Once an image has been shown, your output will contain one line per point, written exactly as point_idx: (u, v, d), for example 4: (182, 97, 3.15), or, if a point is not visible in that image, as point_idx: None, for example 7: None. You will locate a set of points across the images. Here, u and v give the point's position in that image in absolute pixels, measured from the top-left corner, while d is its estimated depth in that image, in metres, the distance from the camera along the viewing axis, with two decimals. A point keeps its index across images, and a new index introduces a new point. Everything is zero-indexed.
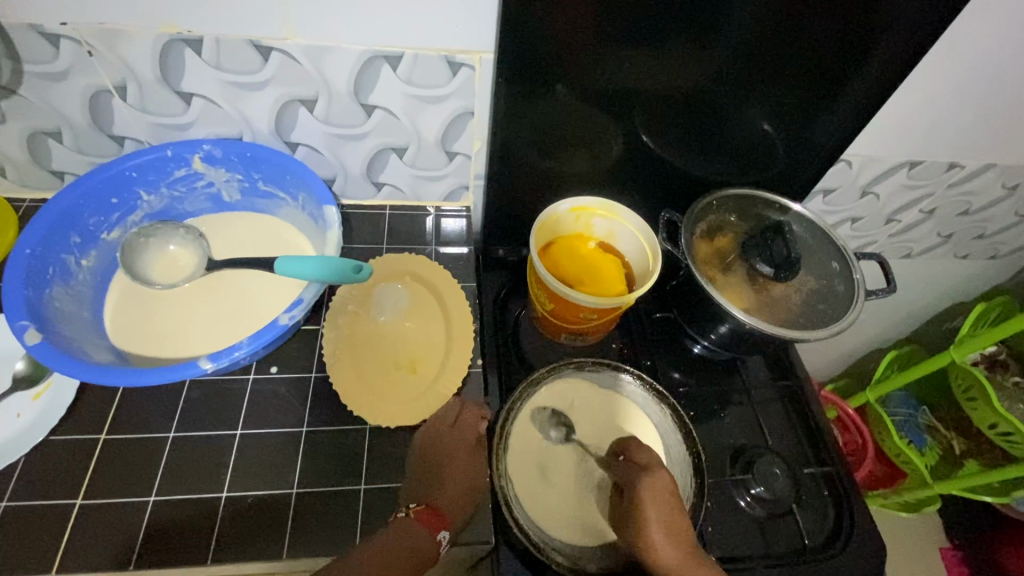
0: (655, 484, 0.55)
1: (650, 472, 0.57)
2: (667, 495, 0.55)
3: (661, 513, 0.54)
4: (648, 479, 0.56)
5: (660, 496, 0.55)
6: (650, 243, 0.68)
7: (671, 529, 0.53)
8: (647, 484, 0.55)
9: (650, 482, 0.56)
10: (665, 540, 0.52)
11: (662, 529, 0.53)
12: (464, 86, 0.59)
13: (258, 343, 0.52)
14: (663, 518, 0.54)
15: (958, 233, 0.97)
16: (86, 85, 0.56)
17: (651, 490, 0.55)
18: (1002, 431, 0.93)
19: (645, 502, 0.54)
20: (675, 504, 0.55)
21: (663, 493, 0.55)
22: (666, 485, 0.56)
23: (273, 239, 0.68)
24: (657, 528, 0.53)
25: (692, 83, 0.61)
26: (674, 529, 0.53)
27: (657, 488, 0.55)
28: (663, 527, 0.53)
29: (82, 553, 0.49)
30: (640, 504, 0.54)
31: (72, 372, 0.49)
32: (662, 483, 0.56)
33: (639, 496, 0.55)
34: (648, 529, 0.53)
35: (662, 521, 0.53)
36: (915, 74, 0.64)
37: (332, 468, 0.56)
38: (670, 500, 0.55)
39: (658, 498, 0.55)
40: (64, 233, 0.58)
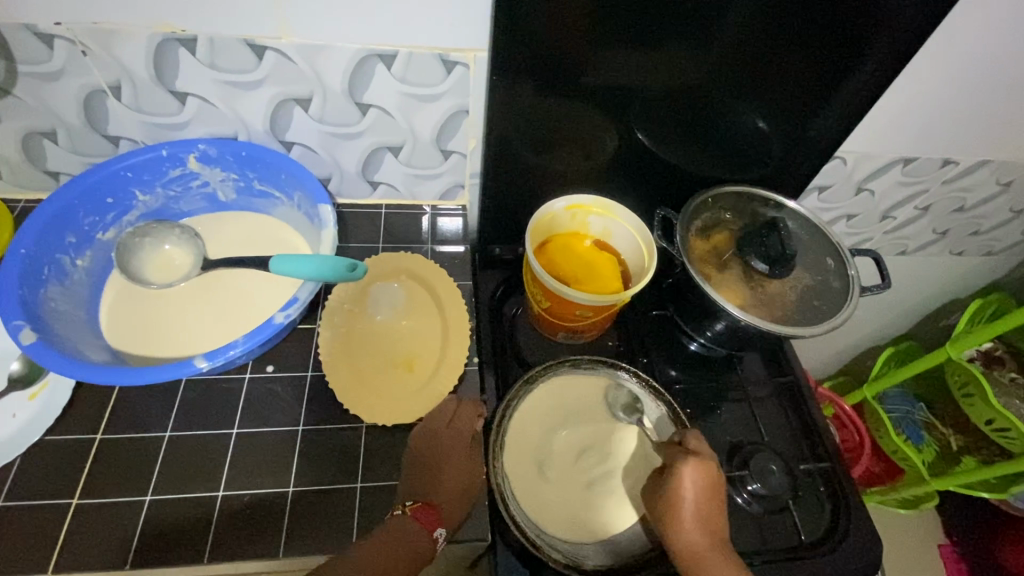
0: (700, 471, 0.55)
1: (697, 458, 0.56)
2: (709, 484, 0.56)
3: (699, 499, 0.55)
4: (695, 467, 0.55)
5: (701, 482, 0.55)
6: (645, 240, 0.68)
7: (701, 516, 0.55)
8: (692, 470, 0.55)
9: (695, 468, 0.55)
10: (694, 525, 0.54)
11: (694, 514, 0.54)
12: (458, 84, 0.59)
13: (254, 341, 0.52)
14: (698, 504, 0.55)
15: (953, 229, 0.97)
16: (81, 85, 0.56)
17: (696, 478, 0.55)
18: (998, 427, 0.94)
19: (686, 487, 0.55)
20: (714, 491, 0.56)
21: (704, 479, 0.55)
22: (710, 472, 0.56)
23: (269, 239, 0.68)
24: (689, 511, 0.54)
25: (686, 80, 0.61)
26: (704, 517, 0.55)
27: (700, 475, 0.55)
28: (695, 511, 0.55)
29: (78, 553, 0.49)
30: (680, 487, 0.55)
31: (67, 371, 0.49)
32: (708, 472, 0.56)
33: (681, 480, 0.55)
34: (680, 509, 0.54)
35: (697, 507, 0.55)
36: (908, 70, 0.65)
37: (329, 466, 0.56)
38: (711, 488, 0.56)
39: (699, 485, 0.55)
40: (59, 232, 0.58)
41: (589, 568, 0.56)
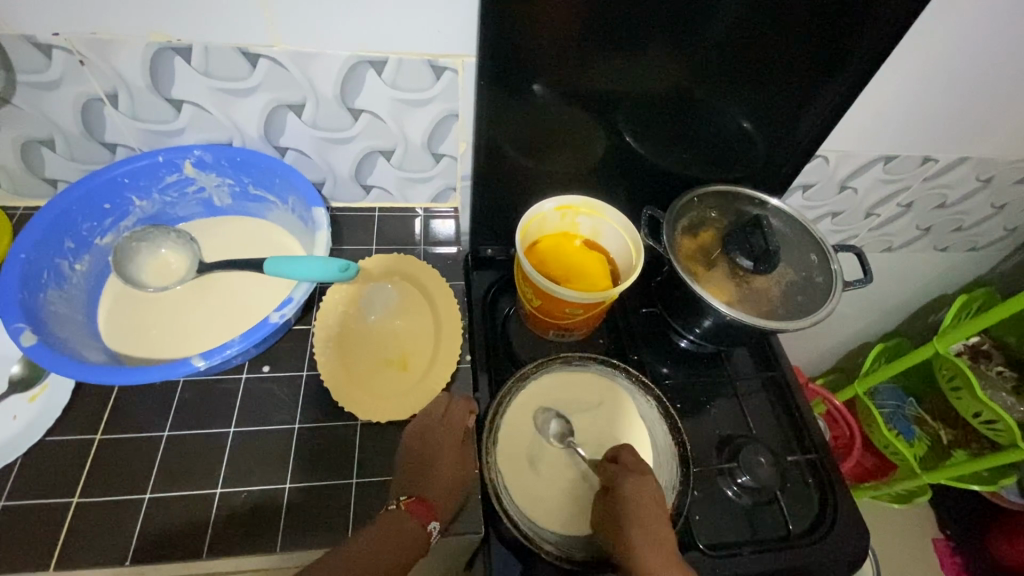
0: (638, 484, 0.57)
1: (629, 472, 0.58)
2: (649, 501, 0.56)
3: (640, 515, 0.55)
4: (635, 481, 0.57)
5: (640, 499, 0.56)
6: (632, 238, 0.69)
7: (651, 533, 0.54)
8: (631, 484, 0.57)
9: (631, 480, 0.57)
10: (646, 544, 0.53)
11: (643, 532, 0.54)
12: (447, 88, 0.61)
13: (249, 341, 0.53)
14: (642, 519, 0.55)
15: (936, 226, 0.99)
16: (78, 94, 0.57)
17: (633, 490, 0.56)
18: (985, 420, 0.95)
19: (625, 502, 0.55)
20: (653, 508, 0.56)
21: (643, 496, 0.56)
22: (647, 488, 0.57)
23: (266, 241, 0.70)
24: (638, 531, 0.54)
25: (670, 83, 0.63)
26: (653, 533, 0.54)
27: (640, 489, 0.56)
28: (641, 529, 0.54)
29: (79, 549, 0.50)
30: (620, 504, 0.55)
31: (68, 372, 0.50)
32: (647, 485, 0.57)
33: (622, 496, 0.56)
34: (625, 526, 0.54)
35: (643, 525, 0.54)
36: (885, 70, 0.67)
37: (325, 462, 0.57)
38: (652, 503, 0.56)
39: (643, 500, 0.56)
40: (58, 237, 0.60)
41: (580, 561, 0.57)
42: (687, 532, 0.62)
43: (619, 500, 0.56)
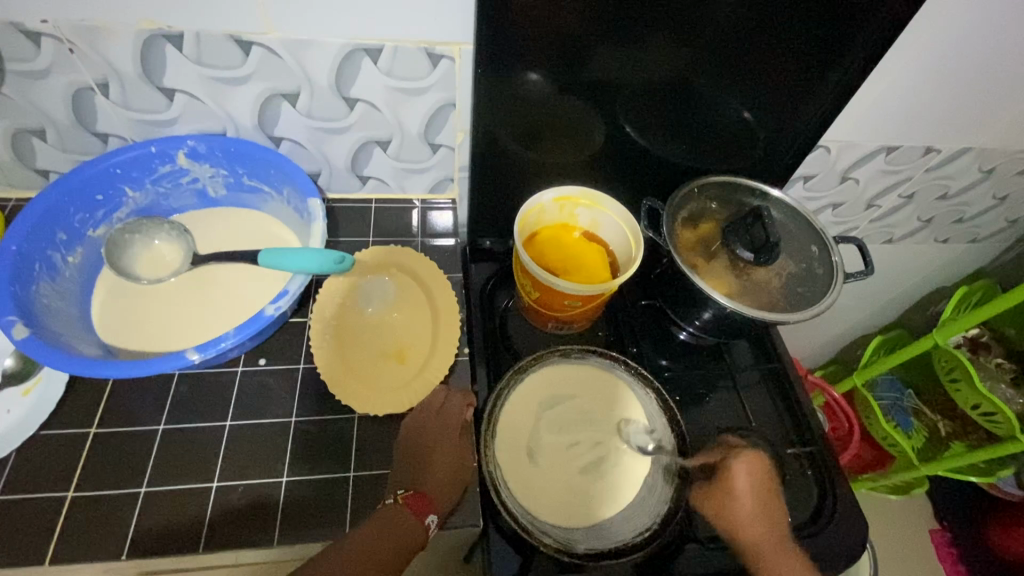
0: (753, 466, 0.61)
1: (739, 453, 0.62)
2: (758, 481, 0.61)
3: (750, 494, 0.60)
4: (746, 462, 0.61)
5: (750, 479, 0.60)
6: (631, 230, 0.69)
7: (761, 508, 0.60)
8: (742, 465, 0.61)
9: (744, 460, 0.61)
10: (754, 517, 0.59)
11: (754, 507, 0.59)
12: (445, 77, 0.60)
13: (244, 334, 0.52)
14: (751, 497, 0.60)
15: (937, 217, 0.98)
16: (68, 82, 0.56)
17: (747, 470, 0.61)
18: (984, 411, 0.95)
19: (738, 480, 0.60)
20: (762, 488, 0.61)
21: (751, 477, 0.61)
22: (760, 471, 0.61)
23: (261, 233, 0.69)
24: (748, 506, 0.59)
25: (669, 72, 0.62)
26: (763, 509, 0.60)
27: (754, 471, 0.61)
28: (754, 507, 0.59)
29: (74, 543, 0.50)
30: (729, 484, 0.60)
31: (59, 366, 0.49)
32: (759, 467, 0.62)
33: (735, 476, 0.61)
34: (736, 500, 0.59)
35: (754, 500, 0.60)
36: (889, 58, 0.65)
37: (322, 456, 0.57)
38: (759, 483, 0.61)
39: (753, 478, 0.61)
40: (50, 229, 0.59)
41: (580, 552, 0.56)
42: (687, 524, 0.61)
43: (730, 480, 0.60)
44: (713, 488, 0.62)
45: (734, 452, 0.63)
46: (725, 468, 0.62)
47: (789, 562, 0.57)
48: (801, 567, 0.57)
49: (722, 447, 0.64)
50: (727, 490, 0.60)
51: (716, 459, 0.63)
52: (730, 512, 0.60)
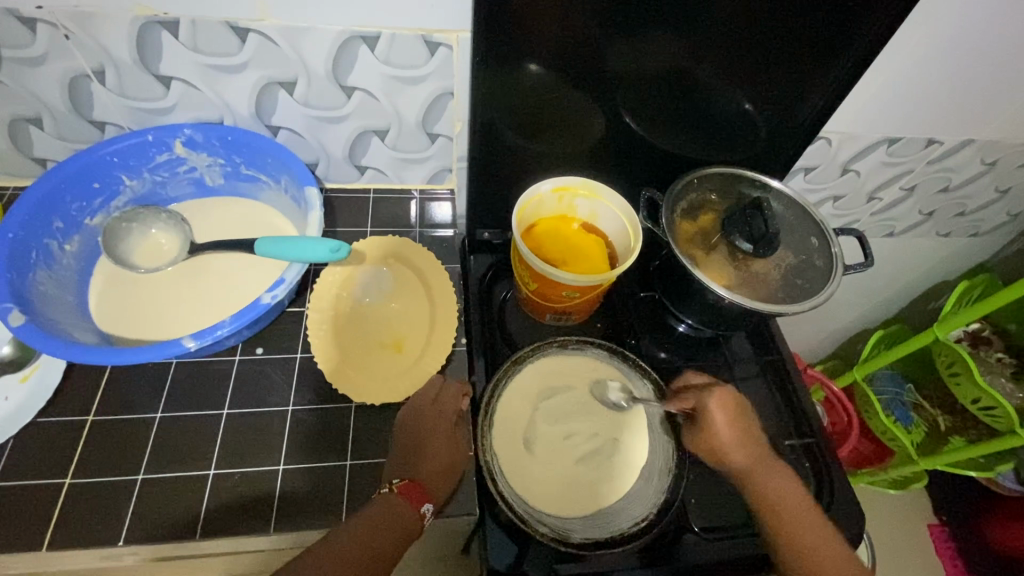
0: (726, 401, 0.61)
1: (711, 391, 0.61)
2: (733, 414, 0.61)
3: (730, 430, 0.60)
4: (720, 401, 0.60)
5: (727, 415, 0.60)
6: (630, 221, 0.68)
7: (742, 438, 0.60)
8: (716, 403, 0.60)
9: (717, 398, 0.61)
10: (737, 448, 0.59)
11: (736, 439, 0.60)
12: (443, 65, 0.59)
13: (241, 322, 0.52)
14: (732, 430, 0.60)
15: (938, 211, 0.98)
16: (64, 69, 0.56)
17: (721, 407, 0.60)
18: (984, 406, 0.95)
19: (716, 420, 0.60)
20: (739, 419, 0.61)
21: (728, 412, 0.60)
22: (734, 404, 0.61)
23: (258, 223, 0.68)
24: (731, 441, 0.59)
25: (669, 61, 0.62)
26: (745, 439, 0.60)
27: (728, 405, 0.61)
28: (735, 440, 0.60)
29: (72, 529, 0.50)
30: (709, 426, 0.60)
31: (57, 353, 0.49)
32: (731, 400, 0.61)
33: (713, 416, 0.60)
34: (719, 439, 0.59)
35: (734, 434, 0.60)
36: (890, 49, 0.65)
37: (320, 445, 0.57)
38: (736, 416, 0.61)
39: (728, 413, 0.60)
40: (47, 218, 0.59)
41: (577, 541, 0.56)
42: (682, 515, 0.61)
43: (708, 422, 0.60)
44: (692, 430, 0.61)
45: (706, 392, 0.61)
46: (701, 411, 0.61)
47: (776, 478, 0.60)
48: (786, 472, 0.61)
49: (693, 391, 0.63)
50: (707, 432, 0.60)
51: (691, 403, 0.62)
52: (715, 449, 0.60)
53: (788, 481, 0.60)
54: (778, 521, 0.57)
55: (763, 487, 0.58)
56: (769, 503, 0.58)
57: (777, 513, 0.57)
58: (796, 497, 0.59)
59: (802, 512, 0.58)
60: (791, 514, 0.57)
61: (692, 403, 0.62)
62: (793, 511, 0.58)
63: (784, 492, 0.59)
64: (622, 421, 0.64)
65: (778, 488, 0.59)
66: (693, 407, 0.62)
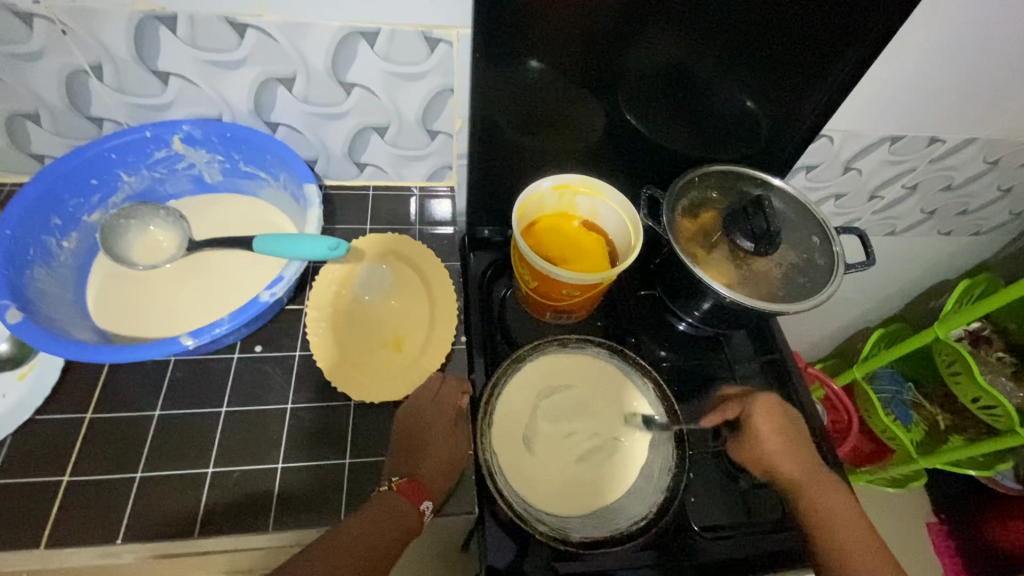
0: (771, 409, 0.64)
1: (754, 399, 0.65)
2: (777, 422, 0.64)
3: (775, 436, 0.63)
4: (764, 409, 0.64)
5: (771, 423, 0.63)
6: (631, 219, 0.68)
7: (787, 446, 0.63)
8: (761, 410, 0.64)
9: (761, 405, 0.64)
10: (784, 455, 0.62)
11: (782, 447, 0.63)
12: (443, 62, 0.59)
13: (239, 320, 0.52)
14: (776, 437, 0.63)
15: (940, 209, 0.98)
16: (61, 65, 0.56)
17: (765, 415, 0.64)
18: (984, 405, 0.95)
19: (761, 426, 0.63)
20: (783, 427, 0.64)
21: (771, 420, 0.64)
22: (778, 412, 0.64)
23: (257, 220, 0.68)
24: (776, 447, 0.62)
25: (671, 58, 0.61)
26: (790, 447, 0.63)
27: (772, 413, 0.64)
28: (781, 447, 0.63)
29: (70, 527, 0.50)
30: (754, 431, 0.63)
31: (54, 351, 0.49)
32: (776, 408, 0.65)
33: (757, 423, 0.63)
34: (764, 445, 0.62)
35: (780, 441, 0.63)
36: (893, 46, 0.64)
37: (319, 443, 0.57)
38: (780, 423, 0.64)
39: (772, 420, 0.64)
40: (45, 214, 0.58)
41: (575, 540, 0.56)
42: (682, 514, 0.61)
43: (753, 428, 0.63)
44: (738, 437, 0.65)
45: (750, 400, 0.65)
46: (745, 418, 0.64)
47: (826, 488, 0.61)
48: (836, 484, 0.62)
49: (737, 399, 0.66)
50: (752, 438, 0.63)
51: (735, 411, 0.65)
52: (762, 456, 0.63)
53: (837, 493, 0.61)
54: (825, 529, 0.58)
55: (810, 495, 0.60)
56: (816, 511, 0.59)
57: (827, 524, 0.59)
58: (844, 508, 0.60)
59: (851, 524, 0.59)
60: (837, 522, 0.59)
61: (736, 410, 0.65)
62: (841, 521, 0.59)
63: (832, 502, 0.60)
64: (622, 419, 0.64)
65: (825, 497, 0.60)
66: (738, 415, 0.65)
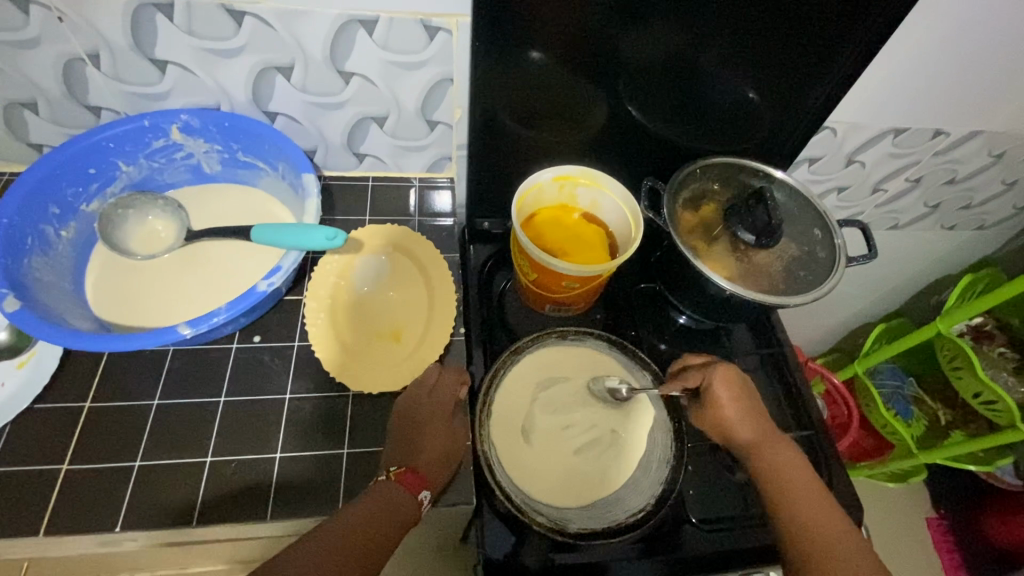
0: (730, 376, 0.61)
1: (714, 367, 0.61)
2: (738, 390, 0.60)
3: (733, 404, 0.60)
4: (723, 376, 0.60)
5: (731, 391, 0.60)
6: (631, 211, 0.68)
7: (747, 413, 0.60)
8: (719, 377, 0.60)
9: (721, 374, 0.61)
10: (742, 422, 0.59)
11: (741, 414, 0.59)
12: (442, 51, 0.58)
13: (237, 309, 0.52)
14: (736, 405, 0.60)
15: (944, 203, 0.97)
16: (58, 53, 0.55)
17: (724, 382, 0.60)
18: (985, 400, 0.94)
19: (719, 392, 0.60)
20: (744, 396, 0.61)
21: (731, 387, 0.60)
22: (739, 380, 0.61)
23: (256, 210, 0.68)
24: (734, 415, 0.59)
25: (672, 48, 0.60)
26: (750, 415, 0.60)
27: (731, 380, 0.61)
28: (739, 414, 0.59)
29: (68, 516, 0.50)
30: (712, 400, 0.60)
31: (53, 339, 0.49)
32: (735, 375, 0.61)
33: (715, 390, 0.60)
34: (724, 415, 0.59)
35: (738, 408, 0.60)
36: (898, 36, 0.63)
37: (317, 433, 0.57)
38: (739, 391, 0.60)
39: (731, 387, 0.60)
40: (43, 203, 0.58)
41: (573, 531, 0.56)
42: (679, 506, 0.61)
43: (710, 396, 0.60)
44: (698, 405, 0.62)
45: (710, 368, 0.62)
46: (704, 386, 0.61)
47: (784, 454, 0.58)
48: (796, 453, 0.59)
49: (697, 368, 0.63)
50: (710, 406, 0.60)
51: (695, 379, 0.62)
52: (721, 424, 0.60)
53: (797, 461, 0.58)
54: (781, 497, 0.55)
55: (767, 463, 0.57)
56: (772, 478, 0.56)
57: (783, 491, 0.56)
58: (803, 476, 0.56)
59: (811, 492, 0.55)
60: (795, 491, 0.55)
61: (696, 378, 0.61)
62: (799, 489, 0.55)
63: (791, 470, 0.57)
64: (621, 412, 0.64)
65: (783, 465, 0.57)
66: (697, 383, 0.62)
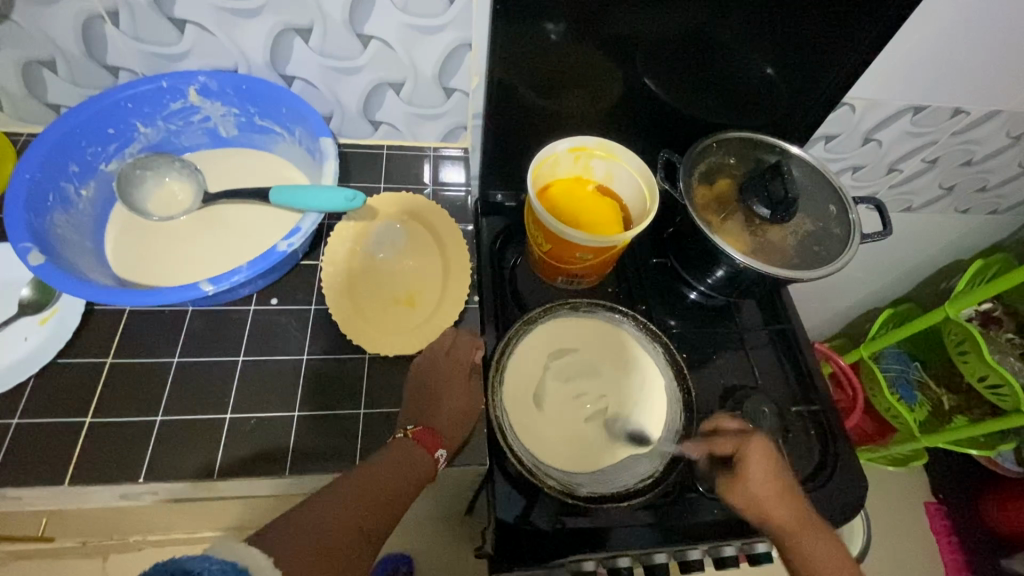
0: (764, 450, 0.58)
1: (750, 438, 0.59)
2: (775, 465, 0.58)
3: (771, 483, 0.57)
4: (758, 448, 0.58)
5: (767, 466, 0.57)
6: (647, 182, 0.67)
7: (782, 492, 0.57)
8: (754, 451, 0.58)
9: (756, 445, 0.58)
10: (778, 502, 0.56)
11: (774, 492, 0.56)
12: (461, 14, 0.58)
13: (257, 269, 0.52)
14: (772, 483, 0.57)
15: (959, 185, 0.96)
16: (78, 10, 0.55)
17: (760, 456, 0.58)
18: (990, 384, 0.95)
19: (754, 468, 0.57)
20: (780, 472, 0.58)
21: (767, 463, 0.58)
22: (774, 456, 0.58)
23: (273, 174, 0.68)
24: (768, 490, 0.56)
25: (693, 19, 0.59)
26: (785, 494, 0.57)
27: (765, 454, 0.58)
28: (774, 492, 0.56)
29: (92, 467, 0.52)
30: (750, 474, 0.57)
31: (75, 292, 0.50)
32: (769, 450, 0.59)
33: (751, 465, 0.57)
34: (760, 492, 0.56)
35: (771, 484, 0.57)
36: (924, 10, 0.62)
37: (334, 394, 0.58)
38: (775, 465, 0.58)
39: (764, 463, 0.57)
40: (63, 161, 0.59)
41: (583, 496, 0.57)
42: (687, 475, 0.62)
43: (749, 470, 0.57)
44: (727, 476, 0.58)
45: (747, 439, 0.59)
46: (740, 458, 0.58)
47: (820, 537, 0.56)
48: (832, 536, 0.57)
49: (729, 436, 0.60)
50: (747, 482, 0.56)
51: (729, 449, 0.59)
52: (754, 500, 0.56)
53: (833, 542, 0.57)
54: None
55: (807, 549, 0.55)
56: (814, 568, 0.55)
57: None
58: (839, 560, 0.56)
59: None
60: None
61: (731, 448, 0.59)
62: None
63: (829, 558, 0.55)
64: (631, 382, 0.64)
65: (823, 552, 0.55)
66: (729, 453, 0.59)
